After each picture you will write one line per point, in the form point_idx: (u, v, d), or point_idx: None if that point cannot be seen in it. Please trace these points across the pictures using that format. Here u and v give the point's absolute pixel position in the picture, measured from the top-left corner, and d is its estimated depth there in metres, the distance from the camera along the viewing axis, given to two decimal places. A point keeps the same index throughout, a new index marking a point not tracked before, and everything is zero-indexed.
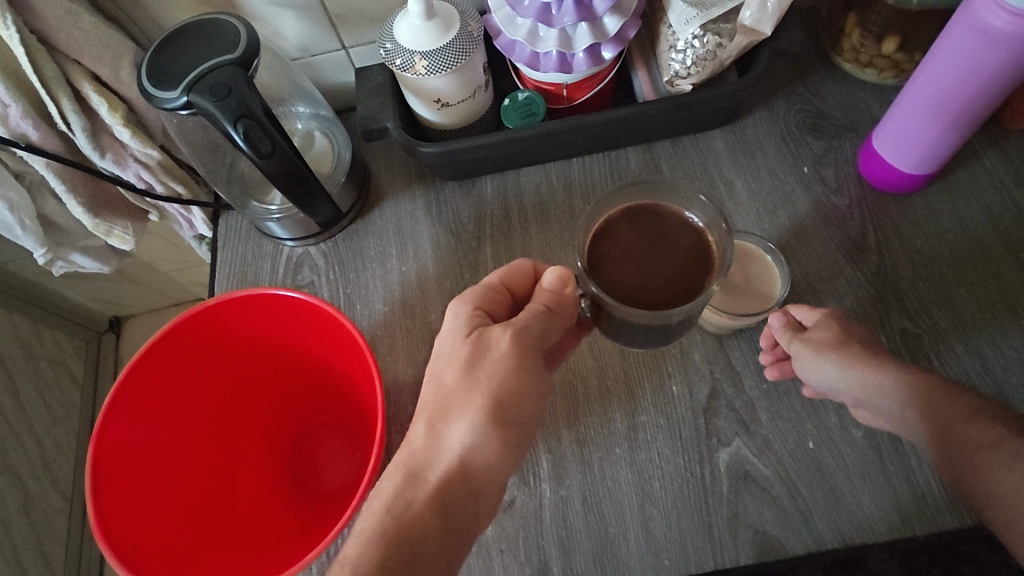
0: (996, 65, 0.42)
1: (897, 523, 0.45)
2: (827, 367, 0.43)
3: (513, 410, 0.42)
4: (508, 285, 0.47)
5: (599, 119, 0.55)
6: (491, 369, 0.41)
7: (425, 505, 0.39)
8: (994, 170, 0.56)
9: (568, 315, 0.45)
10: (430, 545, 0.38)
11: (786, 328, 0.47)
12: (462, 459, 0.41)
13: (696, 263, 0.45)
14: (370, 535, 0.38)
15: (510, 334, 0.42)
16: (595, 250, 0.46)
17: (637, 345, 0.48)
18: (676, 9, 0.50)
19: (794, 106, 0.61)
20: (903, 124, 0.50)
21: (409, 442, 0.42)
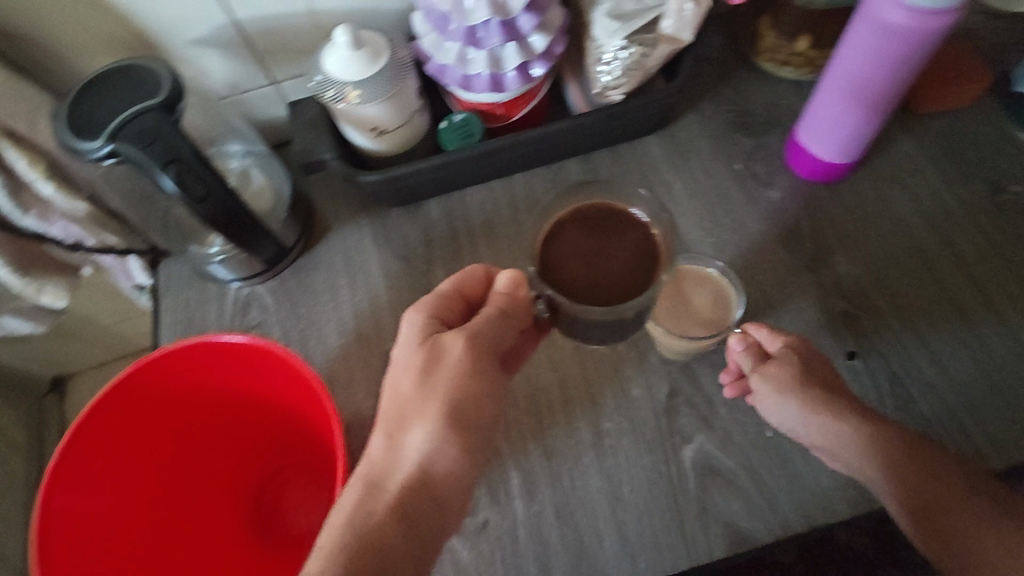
0: (900, 57, 0.45)
1: (856, 499, 0.46)
2: (789, 409, 0.44)
3: (471, 413, 0.41)
4: (460, 291, 0.47)
5: (535, 135, 0.55)
6: (446, 373, 0.41)
7: (385, 515, 0.38)
8: (910, 153, 0.60)
9: (522, 318, 0.45)
10: (393, 555, 0.36)
11: (749, 353, 0.47)
12: (421, 467, 0.40)
13: (645, 257, 0.46)
14: (328, 551, 0.36)
15: (462, 340, 0.42)
16: (545, 251, 0.47)
17: (596, 340, 0.49)
18: (598, 23, 0.51)
19: (722, 106, 0.63)
20: (823, 117, 0.53)
21: (368, 456, 0.41)
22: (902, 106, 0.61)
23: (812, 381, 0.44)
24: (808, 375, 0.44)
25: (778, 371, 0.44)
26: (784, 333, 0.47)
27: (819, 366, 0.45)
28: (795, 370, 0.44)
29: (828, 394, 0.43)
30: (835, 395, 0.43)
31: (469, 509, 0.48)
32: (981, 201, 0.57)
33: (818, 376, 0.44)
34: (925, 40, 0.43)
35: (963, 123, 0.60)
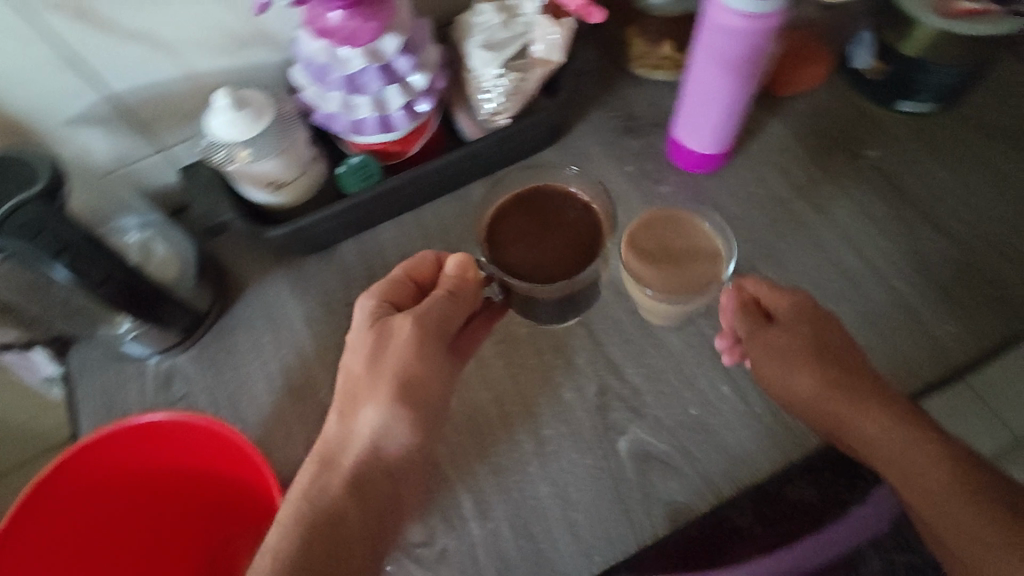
0: (745, 56, 0.50)
1: (780, 459, 0.50)
2: (797, 387, 0.47)
3: (416, 391, 0.47)
4: (410, 276, 0.51)
5: (434, 166, 0.58)
6: (393, 354, 0.46)
7: (339, 490, 0.44)
8: (778, 134, 0.65)
9: (470, 298, 0.50)
10: (349, 523, 0.43)
11: (742, 310, 0.51)
12: (373, 444, 0.46)
13: (588, 232, 0.54)
14: (291, 520, 0.43)
15: (411, 321, 0.47)
16: (494, 233, 0.55)
17: (547, 313, 0.56)
18: (474, 56, 0.54)
19: (608, 113, 0.67)
20: (693, 115, 0.58)
21: (325, 434, 0.47)
22: (765, 93, 0.66)
23: (818, 355, 0.46)
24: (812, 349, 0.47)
25: (778, 338, 0.48)
26: (792, 295, 0.49)
27: (829, 335, 0.47)
28: (796, 343, 0.47)
29: (835, 370, 0.46)
30: (837, 369, 0.46)
31: (426, 539, 0.49)
32: (844, 168, 0.64)
33: (827, 350, 0.47)
34: (762, 38, 0.48)
35: (821, 101, 0.67)
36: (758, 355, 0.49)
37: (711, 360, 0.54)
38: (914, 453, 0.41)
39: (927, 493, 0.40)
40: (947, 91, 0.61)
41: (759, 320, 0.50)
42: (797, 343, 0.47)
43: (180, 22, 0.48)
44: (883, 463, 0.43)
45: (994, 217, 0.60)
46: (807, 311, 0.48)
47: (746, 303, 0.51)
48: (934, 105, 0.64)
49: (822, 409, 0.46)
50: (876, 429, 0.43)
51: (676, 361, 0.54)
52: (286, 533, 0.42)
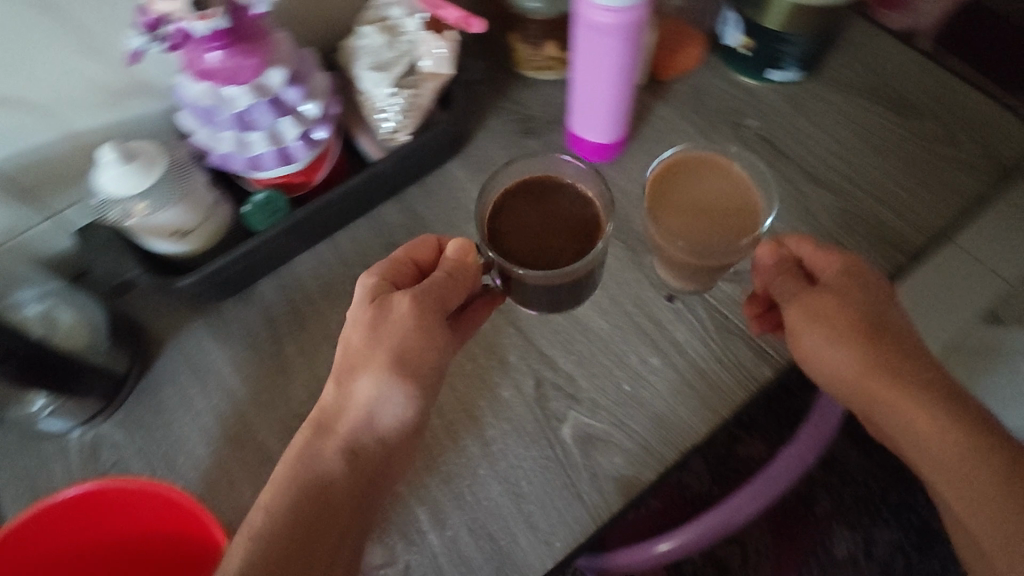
0: (621, 47, 0.53)
1: (712, 418, 0.53)
2: (835, 357, 0.47)
3: (413, 365, 0.47)
4: (411, 258, 0.52)
5: (342, 192, 0.58)
6: (390, 327, 0.47)
7: (331, 454, 0.47)
8: (667, 116, 0.69)
9: (469, 281, 0.51)
10: (337, 494, 0.46)
11: (780, 266, 0.51)
12: (368, 413, 0.47)
13: (583, 220, 0.55)
14: (282, 486, 0.46)
15: (409, 299, 0.48)
16: (495, 223, 0.56)
17: (544, 305, 0.56)
18: (364, 79, 0.55)
19: (506, 118, 0.69)
20: (586, 107, 0.60)
21: (323, 401, 0.49)
22: (647, 80, 0.70)
23: (873, 331, 0.46)
24: (865, 324, 0.46)
25: (828, 308, 0.47)
26: (837, 262, 0.49)
27: (880, 306, 0.47)
28: (846, 312, 0.47)
29: (888, 345, 0.46)
30: (887, 343, 0.46)
31: (388, 559, 0.50)
32: (730, 140, 0.68)
33: (881, 322, 0.47)
34: (632, 28, 0.51)
35: (700, 81, 0.71)
36: (797, 322, 0.48)
37: (635, 336, 0.57)
38: (958, 448, 0.43)
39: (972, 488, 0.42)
40: (807, 56, 0.66)
41: (799, 280, 0.50)
42: (850, 314, 0.47)
43: (50, 82, 0.47)
44: (911, 444, 0.45)
45: (863, 166, 0.66)
46: (859, 282, 0.48)
47: (785, 262, 0.51)
48: (797, 71, 0.68)
49: (861, 386, 0.46)
50: (919, 414, 0.44)
51: (603, 343, 0.57)
52: (279, 500, 0.45)
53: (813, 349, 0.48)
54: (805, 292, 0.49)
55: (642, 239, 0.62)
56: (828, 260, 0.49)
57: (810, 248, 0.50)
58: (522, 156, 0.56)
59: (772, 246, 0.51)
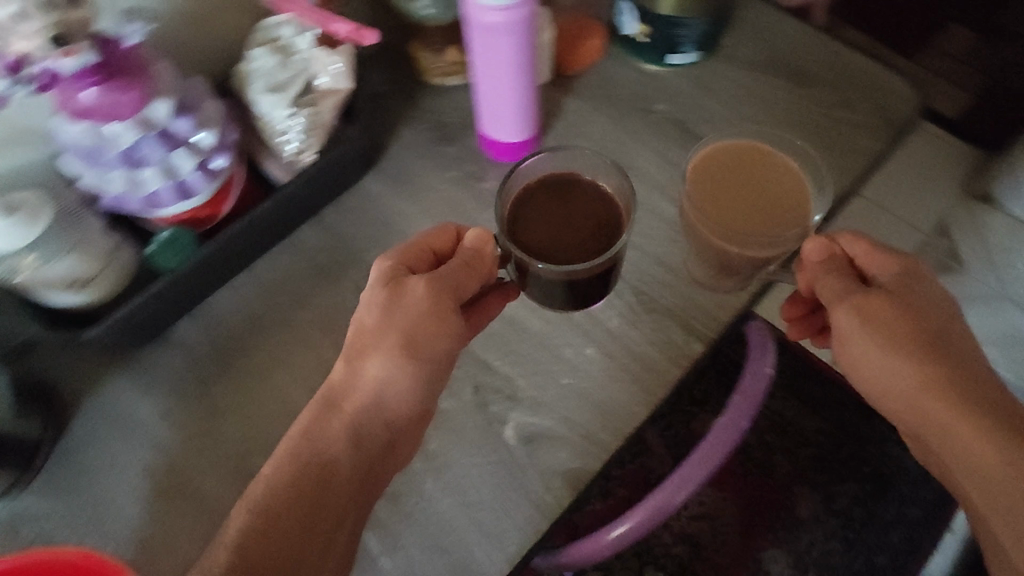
0: (514, 46, 0.53)
1: (649, 400, 0.54)
2: (882, 360, 0.51)
3: (424, 353, 0.48)
4: (432, 246, 0.51)
5: (251, 220, 0.56)
6: (403, 312, 0.47)
7: (338, 432, 0.48)
8: (577, 108, 0.70)
9: (486, 270, 0.50)
10: (339, 474, 0.47)
11: (834, 260, 0.54)
12: (376, 393, 0.48)
13: (606, 221, 0.56)
14: (287, 457, 0.47)
15: (425, 284, 0.47)
16: (518, 217, 0.56)
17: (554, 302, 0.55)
18: (261, 102, 0.54)
19: (418, 126, 0.68)
20: (491, 108, 0.60)
21: (332, 376, 0.50)
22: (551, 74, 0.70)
23: (921, 345, 0.50)
24: (915, 337, 0.50)
25: (878, 313, 0.51)
26: (896, 268, 0.52)
27: (926, 311, 0.51)
28: (895, 317, 0.50)
29: (934, 353, 0.50)
30: (937, 354, 0.50)
31: None
32: (641, 125, 0.69)
33: (930, 330, 0.50)
34: (521, 26, 0.51)
35: (605, 71, 0.72)
36: (846, 325, 0.52)
37: (568, 329, 0.57)
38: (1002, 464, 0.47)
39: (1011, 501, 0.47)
40: (705, 36, 0.68)
41: (851, 278, 0.53)
42: (898, 320, 0.50)
43: None
44: (949, 454, 0.50)
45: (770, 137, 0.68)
46: (911, 287, 0.51)
47: (835, 261, 0.54)
48: (695, 53, 0.70)
49: (907, 396, 0.51)
50: (961, 426, 0.49)
51: (538, 341, 0.56)
52: (278, 474, 0.47)
53: (860, 347, 0.52)
54: (857, 293, 0.52)
55: None
56: (882, 263, 0.52)
57: (864, 249, 0.53)
58: (546, 149, 0.56)
59: (824, 244, 0.54)
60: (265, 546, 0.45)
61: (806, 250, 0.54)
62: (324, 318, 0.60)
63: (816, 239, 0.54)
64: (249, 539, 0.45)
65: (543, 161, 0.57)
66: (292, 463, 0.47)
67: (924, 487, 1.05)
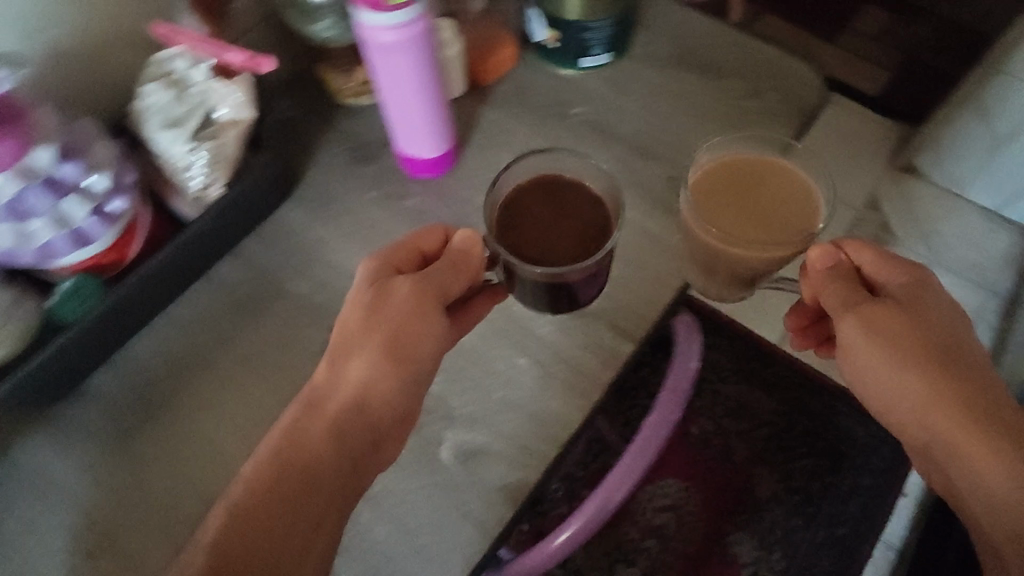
0: (414, 61, 0.52)
1: (586, 404, 0.54)
2: (881, 362, 0.52)
3: (406, 351, 0.49)
4: (419, 246, 0.53)
5: (160, 261, 0.55)
6: (387, 310, 0.49)
7: (323, 432, 0.47)
8: (496, 118, 0.70)
9: (473, 271, 0.52)
10: (320, 476, 0.46)
11: (836, 267, 0.56)
12: (359, 392, 0.48)
13: (594, 219, 0.56)
14: (269, 458, 0.46)
15: (410, 284, 0.50)
16: (507, 214, 0.56)
17: (537, 305, 0.56)
18: (160, 139, 0.52)
19: (336, 148, 0.67)
20: (404, 128, 0.59)
21: (316, 379, 0.50)
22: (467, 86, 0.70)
23: (934, 358, 0.51)
24: (927, 349, 0.51)
25: (883, 320, 0.52)
26: (903, 278, 0.54)
27: (935, 318, 0.52)
28: (900, 324, 0.52)
29: (945, 366, 0.51)
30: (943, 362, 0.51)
31: None
32: (559, 131, 0.69)
33: (943, 344, 0.52)
34: (418, 41, 0.51)
35: (520, 79, 0.72)
36: (850, 333, 0.53)
37: (499, 341, 0.57)
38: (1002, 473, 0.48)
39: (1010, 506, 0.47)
40: (615, 37, 0.69)
41: (855, 287, 0.55)
42: (904, 328, 0.52)
43: None
44: (967, 483, 0.50)
45: (687, 132, 0.69)
46: (917, 294, 0.53)
47: (839, 267, 0.56)
48: (607, 55, 0.71)
49: (919, 415, 0.52)
50: (976, 448, 0.49)
51: (469, 356, 0.56)
52: (257, 471, 0.46)
53: (866, 358, 0.53)
54: (862, 300, 0.54)
55: None
56: (889, 272, 0.55)
57: (871, 257, 0.56)
58: (540, 150, 0.56)
59: (828, 250, 0.56)
60: (244, 543, 0.43)
61: (812, 257, 0.57)
62: (251, 355, 0.58)
63: (821, 244, 0.57)
64: (224, 539, 0.43)
65: (534, 162, 0.57)
66: (276, 460, 0.46)
67: (875, 457, 1.09)
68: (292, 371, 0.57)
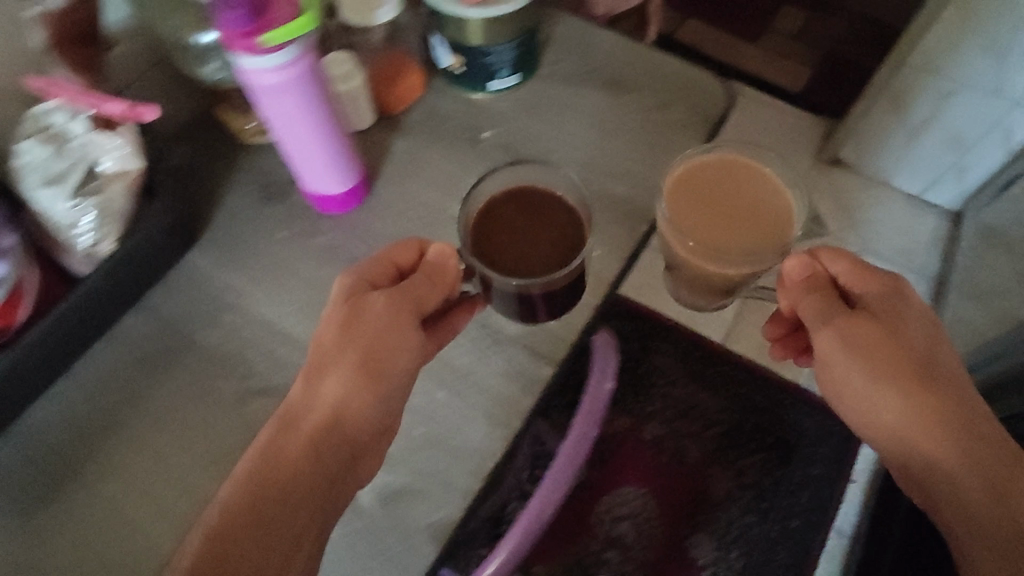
0: (302, 100, 0.51)
1: (507, 433, 0.55)
2: (858, 376, 0.52)
3: (383, 367, 0.48)
4: (393, 260, 0.52)
5: (51, 326, 0.52)
6: (362, 326, 0.48)
7: (300, 448, 0.46)
8: (407, 146, 0.69)
9: (449, 284, 0.52)
10: (298, 494, 0.45)
11: (812, 276, 0.56)
12: (335, 413, 0.47)
13: (566, 229, 0.56)
14: (247, 479, 0.45)
15: (385, 300, 0.48)
16: (483, 225, 0.57)
17: (512, 314, 0.57)
18: (42, 198, 0.50)
19: (243, 188, 0.66)
20: (306, 166, 0.58)
21: (288, 399, 0.49)
22: (376, 115, 0.69)
23: (913, 376, 0.51)
24: (905, 368, 0.51)
25: (861, 334, 0.52)
26: (880, 286, 0.54)
27: (913, 333, 0.52)
28: (878, 338, 0.51)
29: (925, 384, 0.50)
30: (921, 377, 0.51)
31: None
32: (470, 156, 0.69)
33: (922, 362, 0.51)
34: (303, 81, 0.50)
35: (430, 105, 0.72)
36: (830, 350, 0.53)
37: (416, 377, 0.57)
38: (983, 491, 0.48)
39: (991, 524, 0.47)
40: (519, 58, 0.70)
41: (830, 296, 0.54)
42: (882, 343, 0.51)
43: None
44: (944, 497, 0.50)
45: (598, 149, 0.70)
46: (895, 305, 0.53)
47: (812, 278, 0.55)
48: (515, 76, 0.71)
49: (900, 432, 0.51)
50: (954, 463, 0.49)
51: None
52: (236, 492, 0.44)
53: (844, 373, 0.52)
54: (840, 313, 0.53)
55: None
56: (863, 283, 0.54)
57: (845, 267, 0.55)
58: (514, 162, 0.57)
59: (804, 262, 0.56)
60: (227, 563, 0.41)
61: (789, 269, 0.56)
62: (162, 412, 0.56)
63: (795, 257, 0.56)
64: (204, 564, 0.41)
65: (509, 173, 0.57)
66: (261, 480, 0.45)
67: (822, 446, 1.11)
68: (207, 425, 0.56)
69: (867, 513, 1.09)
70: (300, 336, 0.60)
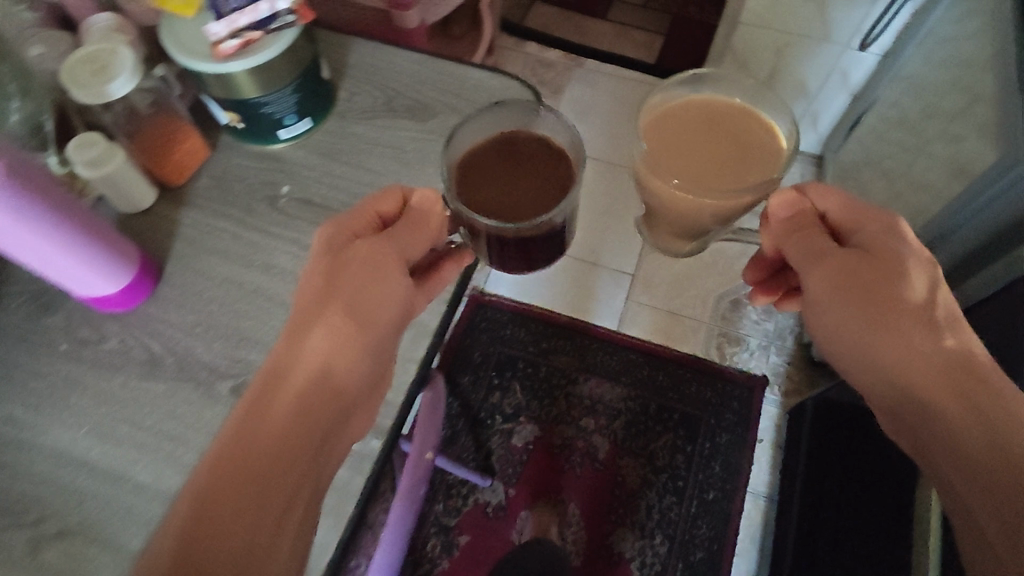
0: (19, 207, 0.44)
1: (344, 521, 0.53)
2: (838, 308, 0.52)
3: (369, 317, 0.50)
4: (377, 211, 0.54)
5: None
6: (349, 276, 0.50)
7: (288, 409, 0.46)
8: (197, 219, 0.63)
9: (433, 232, 0.55)
10: (291, 456, 0.44)
11: (791, 216, 0.59)
12: (323, 367, 0.48)
13: (554, 166, 0.60)
14: (225, 457, 0.43)
15: (372, 246, 0.51)
16: (467, 176, 0.61)
17: (500, 258, 0.62)
18: None
19: (11, 302, 0.58)
20: (64, 271, 0.51)
21: (272, 357, 0.48)
22: (156, 188, 0.63)
23: (904, 313, 0.49)
24: (894, 304, 0.49)
25: (841, 268, 0.52)
26: (887, 221, 0.54)
27: (911, 270, 0.50)
28: (866, 274, 0.51)
29: (918, 322, 0.49)
30: (914, 312, 0.49)
31: None
32: (269, 216, 0.63)
33: (914, 301, 0.50)
34: (8, 189, 0.43)
35: (221, 169, 0.66)
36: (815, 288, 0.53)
37: None
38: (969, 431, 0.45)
39: (982, 464, 0.44)
40: (303, 101, 0.64)
41: (817, 229, 0.56)
42: (871, 278, 0.51)
43: None
44: (937, 441, 0.47)
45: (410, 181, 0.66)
46: (886, 241, 0.52)
47: (796, 217, 0.58)
48: (305, 120, 0.66)
49: (891, 373, 0.49)
50: (945, 401, 0.46)
51: None
52: (211, 470, 0.42)
53: (824, 306, 0.52)
54: (824, 248, 0.54)
55: (210, 366, 0.56)
56: (854, 223, 0.55)
57: (835, 204, 0.57)
58: (498, 106, 0.60)
59: (795, 198, 0.58)
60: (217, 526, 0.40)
61: (777, 204, 0.59)
62: None
63: (784, 191, 0.59)
64: (187, 541, 0.40)
65: (488, 121, 0.61)
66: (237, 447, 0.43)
67: (726, 411, 1.13)
68: None
69: (778, 470, 1.09)
70: (97, 459, 0.53)
